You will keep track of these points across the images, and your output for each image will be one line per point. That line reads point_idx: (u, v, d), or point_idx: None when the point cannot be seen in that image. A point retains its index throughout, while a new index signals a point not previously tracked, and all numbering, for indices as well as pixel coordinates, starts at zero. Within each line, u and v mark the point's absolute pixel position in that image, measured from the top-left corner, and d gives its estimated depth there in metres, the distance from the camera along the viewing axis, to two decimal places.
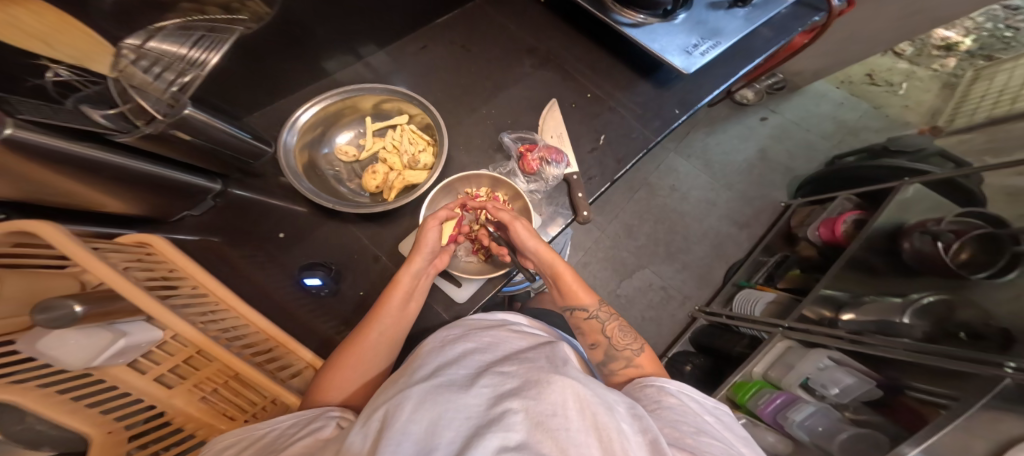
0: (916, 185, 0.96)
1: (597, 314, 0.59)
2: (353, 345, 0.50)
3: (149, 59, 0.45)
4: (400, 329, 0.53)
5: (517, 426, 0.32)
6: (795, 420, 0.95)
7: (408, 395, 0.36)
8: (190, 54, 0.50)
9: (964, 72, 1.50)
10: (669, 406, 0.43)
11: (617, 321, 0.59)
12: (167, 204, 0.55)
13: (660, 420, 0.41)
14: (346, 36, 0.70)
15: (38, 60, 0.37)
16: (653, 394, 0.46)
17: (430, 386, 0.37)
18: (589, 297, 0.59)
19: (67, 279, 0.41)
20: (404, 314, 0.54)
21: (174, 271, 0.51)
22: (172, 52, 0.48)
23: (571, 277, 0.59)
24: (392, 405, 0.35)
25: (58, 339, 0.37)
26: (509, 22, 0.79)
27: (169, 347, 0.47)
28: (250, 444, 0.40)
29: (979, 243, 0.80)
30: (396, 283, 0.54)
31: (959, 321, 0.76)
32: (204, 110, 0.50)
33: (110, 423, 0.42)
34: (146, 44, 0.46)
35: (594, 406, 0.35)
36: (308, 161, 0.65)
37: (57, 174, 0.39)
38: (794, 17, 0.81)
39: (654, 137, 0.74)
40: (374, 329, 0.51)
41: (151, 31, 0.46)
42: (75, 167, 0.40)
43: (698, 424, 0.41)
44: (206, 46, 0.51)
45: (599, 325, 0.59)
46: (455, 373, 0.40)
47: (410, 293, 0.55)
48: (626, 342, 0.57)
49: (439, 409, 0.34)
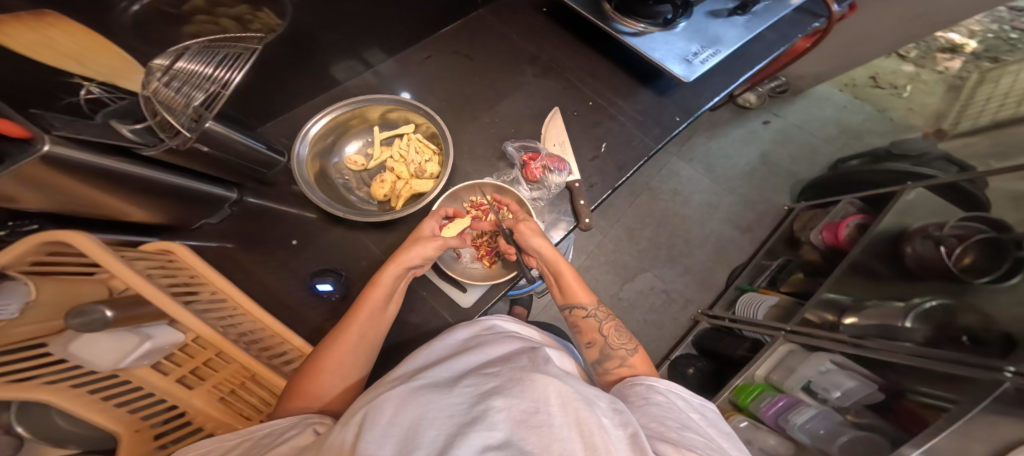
0: (919, 190, 0.98)
1: (593, 313, 0.60)
2: (330, 348, 0.51)
3: (179, 80, 0.44)
4: (377, 332, 0.54)
5: (499, 425, 0.34)
6: (796, 423, 0.96)
7: (388, 397, 0.38)
8: (215, 73, 0.46)
9: (969, 75, 1.49)
10: (657, 402, 0.45)
11: (614, 321, 0.60)
12: (187, 212, 0.57)
13: (645, 415, 0.43)
14: (354, 47, 0.72)
15: (73, 78, 0.39)
16: (641, 391, 0.47)
17: (409, 389, 0.39)
18: (586, 297, 0.61)
19: (97, 286, 0.43)
20: (381, 317, 0.55)
21: (195, 277, 0.53)
22: (197, 72, 0.45)
23: (572, 276, 0.61)
24: (374, 406, 0.37)
25: (90, 340, 0.40)
26: (512, 32, 0.81)
27: (190, 350, 0.49)
28: (237, 444, 0.42)
29: (982, 247, 0.79)
30: (374, 284, 0.55)
31: (961, 325, 0.76)
32: (221, 122, 0.52)
33: (137, 423, 0.45)
34: (174, 64, 0.44)
35: (575, 401, 0.37)
36: (319, 170, 0.67)
37: (88, 185, 0.41)
38: (793, 24, 0.82)
39: (655, 144, 0.75)
40: (353, 332, 0.52)
41: (178, 51, 0.44)
42: (104, 176, 0.42)
43: (683, 420, 0.43)
44: (230, 66, 0.48)
45: (597, 325, 0.60)
46: (437, 375, 0.42)
47: (389, 296, 0.56)
48: (621, 341, 0.58)
49: (421, 409, 0.36)
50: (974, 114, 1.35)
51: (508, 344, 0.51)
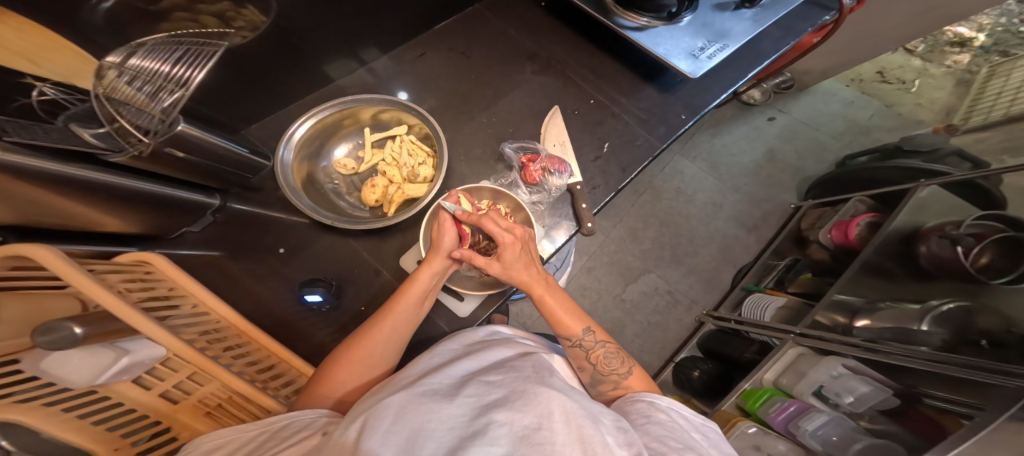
0: (932, 187, 0.94)
1: (581, 342, 0.55)
2: (363, 337, 0.51)
3: (137, 76, 0.43)
4: (408, 329, 0.53)
5: (501, 440, 0.31)
6: (807, 429, 0.92)
7: (388, 404, 0.36)
8: (173, 71, 0.44)
9: (980, 68, 1.45)
10: (658, 422, 0.42)
11: (607, 346, 0.55)
12: (166, 221, 0.55)
13: (647, 434, 0.40)
14: (344, 45, 0.69)
15: (24, 78, 0.37)
16: (643, 409, 0.45)
17: (410, 395, 0.36)
18: (577, 324, 0.56)
19: (67, 300, 0.40)
20: (416, 313, 0.54)
21: (173, 290, 0.50)
22: (151, 69, 0.43)
23: (553, 300, 0.56)
24: (373, 412, 0.35)
25: (64, 357, 0.37)
26: (509, 27, 0.78)
27: (174, 363, 0.46)
28: (243, 445, 0.41)
29: (1000, 247, 0.76)
30: (413, 281, 0.54)
31: (979, 329, 0.73)
32: (197, 125, 0.48)
33: (116, 440, 0.42)
34: (126, 61, 0.43)
35: (580, 418, 0.35)
36: (306, 175, 0.64)
37: (47, 191, 0.38)
38: (801, 16, 0.78)
39: (660, 144, 0.72)
40: (388, 324, 0.51)
41: (131, 48, 0.44)
42: (57, 181, 0.38)
43: (685, 441, 0.40)
44: (190, 62, 0.46)
45: (584, 353, 0.55)
46: (437, 382, 0.39)
47: (426, 294, 0.55)
48: (612, 367, 0.54)
49: (419, 420, 0.33)
50: (986, 107, 1.30)
51: (509, 351, 0.48)
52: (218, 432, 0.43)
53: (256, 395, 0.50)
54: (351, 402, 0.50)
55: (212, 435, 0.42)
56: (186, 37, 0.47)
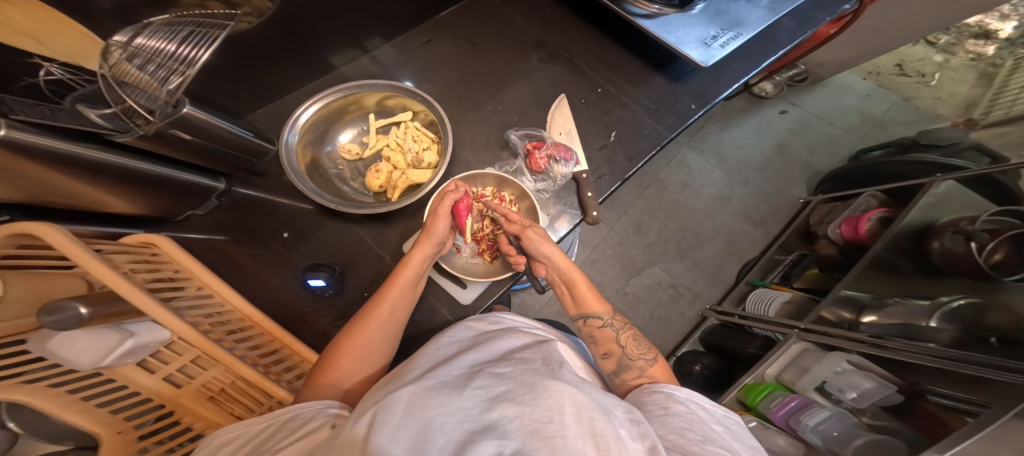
0: (949, 182, 0.90)
1: (610, 321, 0.57)
2: (362, 325, 0.51)
3: (142, 57, 0.42)
4: (403, 314, 0.54)
5: (513, 434, 0.32)
6: (807, 424, 0.91)
7: (396, 398, 0.36)
8: (178, 50, 0.43)
9: (1003, 62, 1.38)
10: (676, 413, 0.42)
11: (630, 330, 0.57)
12: (173, 205, 0.56)
13: (664, 426, 0.40)
14: (349, 31, 0.68)
15: (32, 58, 0.38)
16: (660, 400, 0.45)
17: (419, 389, 0.36)
18: (601, 306, 0.58)
19: (73, 280, 0.42)
20: (410, 296, 0.55)
21: (179, 272, 0.52)
22: (156, 48, 0.43)
23: (586, 286, 0.59)
24: (380, 407, 0.35)
25: (69, 340, 0.38)
26: (516, 15, 0.76)
27: (177, 348, 0.47)
28: (245, 444, 0.40)
29: (1016, 242, 0.72)
30: (405, 265, 0.55)
31: (990, 325, 0.71)
32: (202, 108, 0.49)
33: (120, 424, 0.43)
34: (133, 41, 0.43)
35: (592, 412, 0.35)
36: (310, 160, 0.65)
37: (46, 169, 0.38)
38: (820, 5, 0.75)
39: (667, 134, 0.71)
40: (383, 308, 0.52)
41: (138, 28, 0.43)
42: (59, 161, 0.38)
43: (705, 433, 0.40)
44: (195, 42, 0.44)
45: (614, 334, 0.56)
46: (446, 374, 0.39)
47: (418, 277, 0.56)
48: (639, 351, 0.55)
49: (429, 414, 0.33)
50: (1009, 101, 1.23)
51: (514, 339, 0.48)
52: (228, 427, 0.43)
53: (258, 380, 0.50)
54: (357, 394, 0.50)
55: (225, 429, 0.42)
56: (185, 17, 0.46)
